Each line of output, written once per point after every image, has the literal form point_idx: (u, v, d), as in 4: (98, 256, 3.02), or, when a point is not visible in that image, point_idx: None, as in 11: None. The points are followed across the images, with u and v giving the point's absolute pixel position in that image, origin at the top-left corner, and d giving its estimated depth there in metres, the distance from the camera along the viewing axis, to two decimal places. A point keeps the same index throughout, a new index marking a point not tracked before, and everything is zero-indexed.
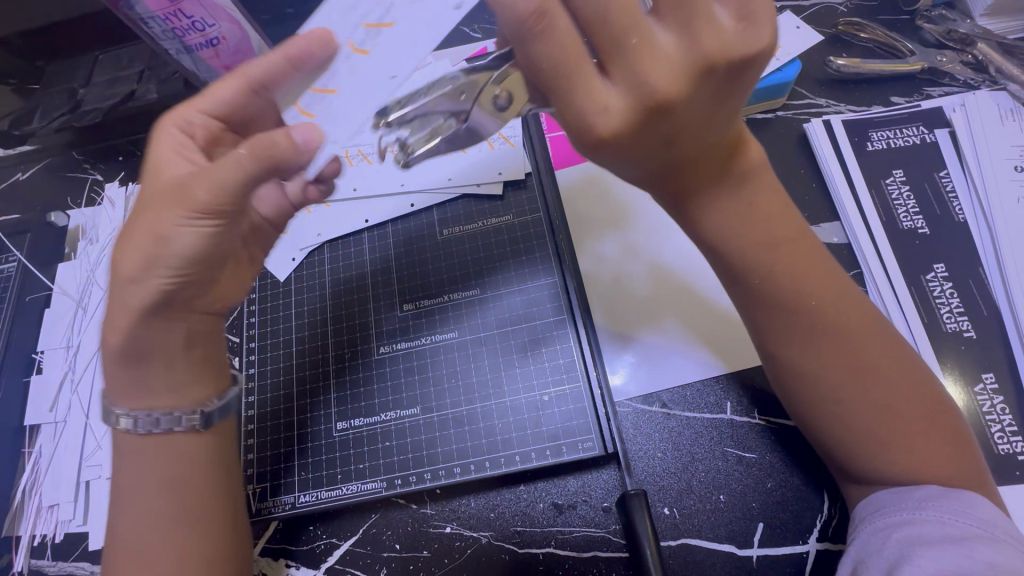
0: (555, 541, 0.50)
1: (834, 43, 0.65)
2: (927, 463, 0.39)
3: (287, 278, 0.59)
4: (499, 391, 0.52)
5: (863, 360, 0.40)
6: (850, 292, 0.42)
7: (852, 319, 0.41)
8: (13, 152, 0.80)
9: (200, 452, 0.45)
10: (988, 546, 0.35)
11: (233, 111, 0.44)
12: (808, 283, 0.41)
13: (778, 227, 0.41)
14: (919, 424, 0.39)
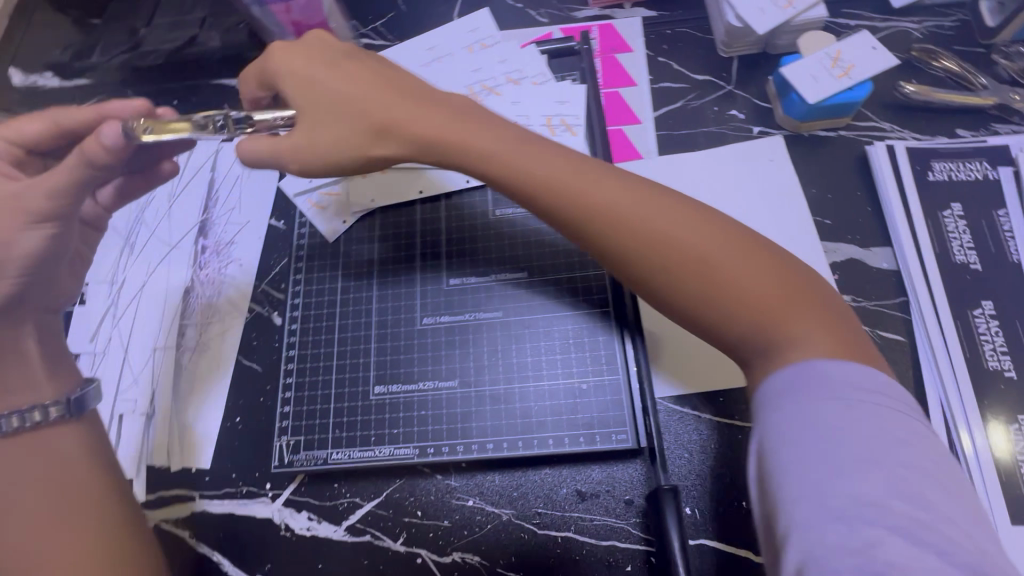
0: (573, 526, 0.52)
1: (906, 68, 0.65)
2: (828, 345, 0.36)
3: (336, 239, 0.60)
4: (538, 374, 0.53)
5: (733, 253, 0.39)
6: (675, 210, 0.41)
7: (686, 215, 0.41)
8: (67, 83, 0.81)
9: (65, 448, 0.46)
10: (879, 423, 0.33)
11: (30, 140, 0.53)
12: (639, 197, 0.42)
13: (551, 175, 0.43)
14: (800, 304, 0.38)
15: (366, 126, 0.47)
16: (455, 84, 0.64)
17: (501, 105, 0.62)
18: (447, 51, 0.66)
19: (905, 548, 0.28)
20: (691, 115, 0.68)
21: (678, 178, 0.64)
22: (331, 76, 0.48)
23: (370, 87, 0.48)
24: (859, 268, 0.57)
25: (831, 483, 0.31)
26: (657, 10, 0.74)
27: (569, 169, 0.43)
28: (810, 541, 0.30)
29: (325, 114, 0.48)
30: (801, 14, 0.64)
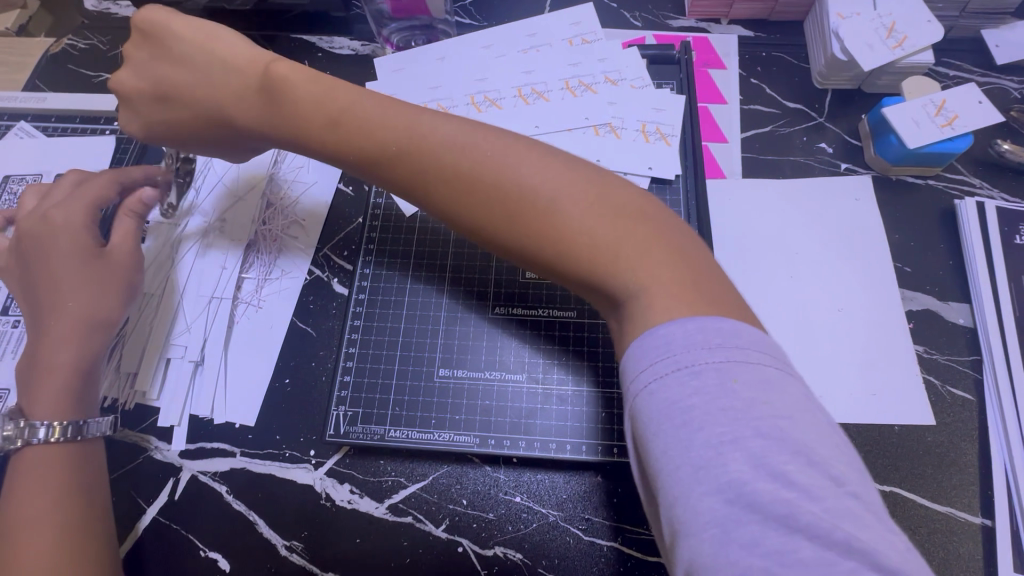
0: (621, 537, 0.51)
1: (1002, 128, 0.64)
2: (679, 299, 0.34)
3: (413, 215, 0.59)
4: (607, 380, 0.51)
5: (577, 200, 0.39)
6: (516, 168, 0.40)
7: (544, 162, 0.41)
8: (145, 16, 0.79)
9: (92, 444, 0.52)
10: (712, 403, 0.30)
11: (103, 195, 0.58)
12: (483, 147, 0.42)
13: (402, 145, 0.43)
14: (648, 249, 0.37)
15: (207, 127, 0.51)
16: (552, 76, 0.64)
17: (597, 103, 0.62)
18: (548, 40, 0.67)
19: (780, 538, 0.27)
20: (780, 141, 0.67)
21: (758, 203, 0.63)
22: (164, 74, 0.51)
23: (210, 76, 0.49)
24: (935, 319, 0.57)
25: (695, 483, 0.29)
26: (754, 31, 0.73)
27: (422, 125, 0.44)
28: (693, 549, 0.28)
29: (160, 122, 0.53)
30: (907, 56, 0.63)
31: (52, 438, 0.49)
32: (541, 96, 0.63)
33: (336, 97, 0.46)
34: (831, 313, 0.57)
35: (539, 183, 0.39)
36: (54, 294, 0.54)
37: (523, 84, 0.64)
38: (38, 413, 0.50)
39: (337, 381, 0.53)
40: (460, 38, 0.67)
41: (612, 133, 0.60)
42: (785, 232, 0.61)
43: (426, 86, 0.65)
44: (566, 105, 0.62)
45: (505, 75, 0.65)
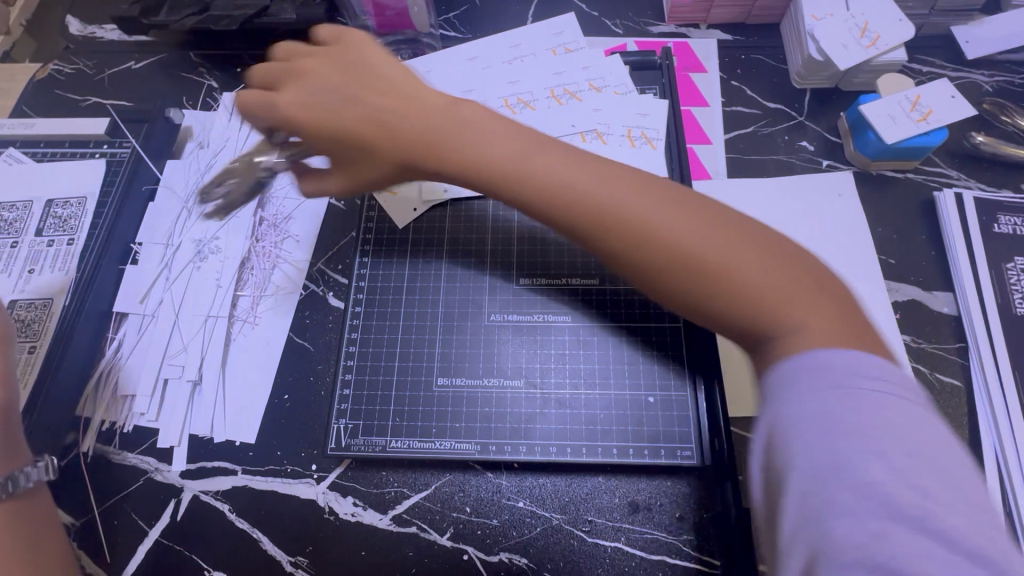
0: (625, 538, 0.52)
1: (975, 120, 0.66)
2: (836, 343, 0.34)
3: (406, 226, 0.60)
4: (605, 383, 0.52)
5: (704, 230, 0.37)
6: (666, 200, 0.39)
7: (691, 204, 0.39)
8: (132, 41, 0.80)
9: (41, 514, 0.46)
10: (874, 425, 0.31)
11: None
12: (590, 173, 0.40)
13: (544, 169, 0.41)
14: (805, 293, 0.36)
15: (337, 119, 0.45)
16: (538, 85, 0.65)
17: (583, 111, 0.63)
18: (531, 51, 0.68)
19: (909, 536, 0.28)
20: (762, 141, 0.68)
21: (744, 203, 0.64)
22: (313, 69, 0.48)
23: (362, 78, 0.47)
24: (920, 309, 0.58)
25: (831, 474, 0.30)
26: (732, 34, 0.75)
27: (519, 147, 0.42)
28: (818, 532, 0.29)
29: (302, 105, 0.46)
30: (882, 54, 0.64)
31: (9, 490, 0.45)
32: (527, 106, 0.64)
33: (433, 128, 0.43)
34: None
35: (689, 215, 0.38)
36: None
37: (510, 95, 0.65)
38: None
39: (336, 395, 0.53)
40: (445, 53, 0.69)
41: (598, 139, 0.61)
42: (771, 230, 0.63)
43: None
44: (552, 114, 0.63)
45: (491, 85, 0.66)
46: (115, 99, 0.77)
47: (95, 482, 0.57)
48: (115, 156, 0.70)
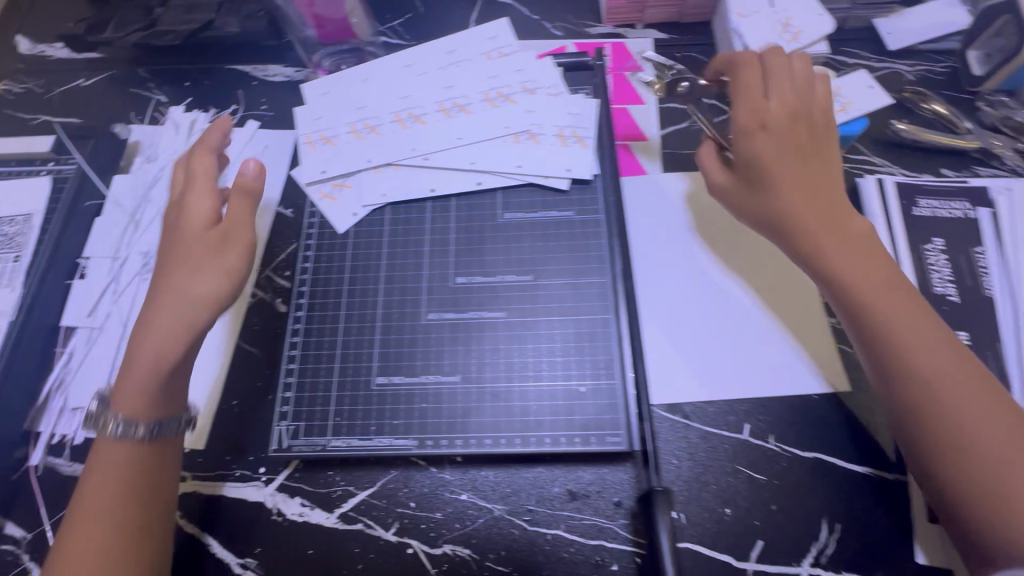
0: (564, 525, 0.53)
1: (896, 109, 0.69)
2: (998, 441, 0.43)
3: (346, 231, 0.61)
4: (538, 375, 0.53)
5: (860, 272, 0.50)
6: (931, 320, 0.48)
7: (932, 324, 0.48)
8: (81, 58, 0.81)
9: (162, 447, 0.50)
10: None
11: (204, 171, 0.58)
12: (830, 232, 0.51)
13: (823, 237, 0.51)
14: (968, 400, 0.45)
15: (755, 133, 0.54)
16: (472, 89, 0.66)
17: (516, 111, 0.64)
18: (466, 56, 0.69)
19: None
20: (697, 136, 0.70)
21: (680, 196, 0.66)
22: (780, 95, 0.55)
23: (809, 131, 0.55)
24: None
25: None
26: (668, 33, 0.77)
27: (839, 227, 0.52)
28: None
29: (750, 113, 0.55)
30: (803, 48, 0.67)
31: (132, 433, 0.49)
32: (463, 109, 0.65)
33: (798, 182, 0.53)
34: (751, 293, 0.60)
35: (930, 324, 0.48)
36: (167, 285, 0.53)
37: (446, 99, 0.66)
38: (120, 410, 0.49)
39: (280, 392, 0.55)
40: (381, 61, 0.70)
41: (531, 139, 0.63)
42: (705, 220, 0.65)
43: (353, 107, 0.67)
44: (486, 116, 0.64)
45: (427, 91, 0.67)
46: (64, 116, 0.77)
47: (46, 495, 0.58)
48: (61, 173, 0.70)
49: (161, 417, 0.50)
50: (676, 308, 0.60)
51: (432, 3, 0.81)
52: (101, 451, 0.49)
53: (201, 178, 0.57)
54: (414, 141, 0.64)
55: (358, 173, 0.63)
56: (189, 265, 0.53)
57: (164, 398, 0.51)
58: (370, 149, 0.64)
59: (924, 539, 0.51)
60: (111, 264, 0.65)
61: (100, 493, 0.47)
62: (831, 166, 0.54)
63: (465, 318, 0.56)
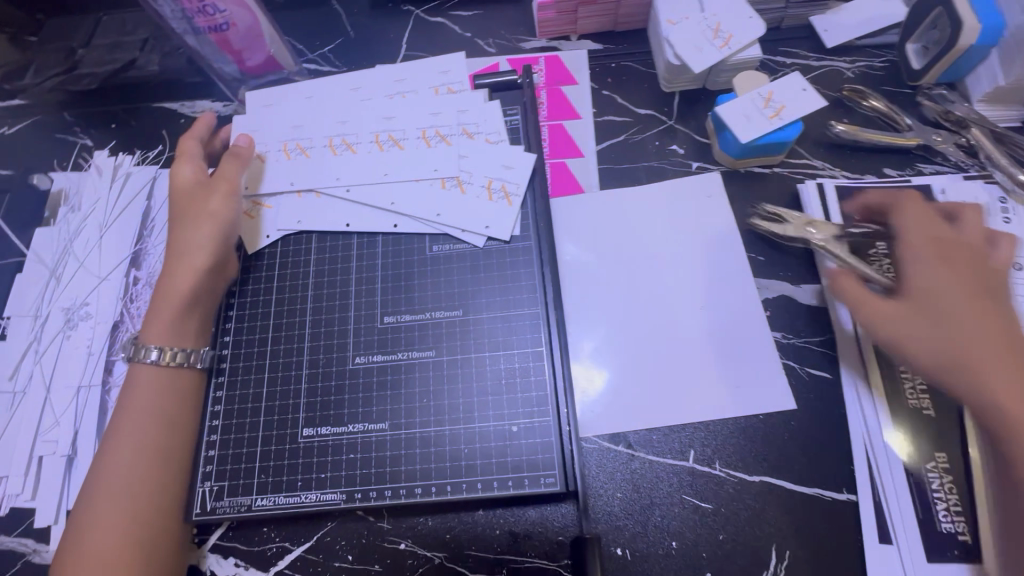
0: (507, 569, 0.51)
1: (835, 107, 0.67)
2: None
3: (268, 275, 0.59)
4: (469, 416, 0.51)
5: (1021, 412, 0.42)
6: None
7: None
8: (0, 105, 0.78)
9: (189, 390, 0.53)
10: None
11: (195, 147, 0.62)
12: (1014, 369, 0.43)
13: (1003, 386, 0.43)
14: None
15: (976, 273, 0.48)
16: (412, 123, 0.63)
17: (448, 154, 0.61)
18: (414, 87, 0.65)
19: None
20: (635, 149, 0.68)
21: (618, 213, 0.64)
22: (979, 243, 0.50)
23: (973, 276, 0.47)
24: (791, 304, 0.58)
25: None
26: (602, 43, 0.75)
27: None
28: None
29: (941, 248, 0.49)
30: (736, 53, 0.65)
31: (165, 361, 0.52)
32: (397, 144, 0.62)
33: (972, 320, 0.45)
34: (691, 313, 0.58)
35: None
36: (172, 239, 0.56)
37: (382, 130, 0.63)
38: (153, 338, 0.52)
39: (207, 413, 0.54)
40: (332, 78, 0.67)
41: (457, 188, 0.59)
42: (644, 236, 0.63)
43: (287, 125, 0.64)
44: (419, 155, 0.61)
45: (366, 120, 0.64)
46: None
47: None
48: None
49: (181, 344, 0.53)
50: (626, 330, 0.58)
51: (361, 27, 0.79)
52: (140, 375, 0.52)
53: (191, 151, 0.61)
54: (338, 170, 0.61)
55: (281, 195, 0.61)
56: (188, 217, 0.56)
57: (186, 309, 0.54)
58: (295, 172, 0.62)
59: (877, 564, 0.49)
60: (33, 323, 0.63)
61: (131, 432, 0.50)
62: (1007, 308, 0.47)
63: (392, 361, 0.54)
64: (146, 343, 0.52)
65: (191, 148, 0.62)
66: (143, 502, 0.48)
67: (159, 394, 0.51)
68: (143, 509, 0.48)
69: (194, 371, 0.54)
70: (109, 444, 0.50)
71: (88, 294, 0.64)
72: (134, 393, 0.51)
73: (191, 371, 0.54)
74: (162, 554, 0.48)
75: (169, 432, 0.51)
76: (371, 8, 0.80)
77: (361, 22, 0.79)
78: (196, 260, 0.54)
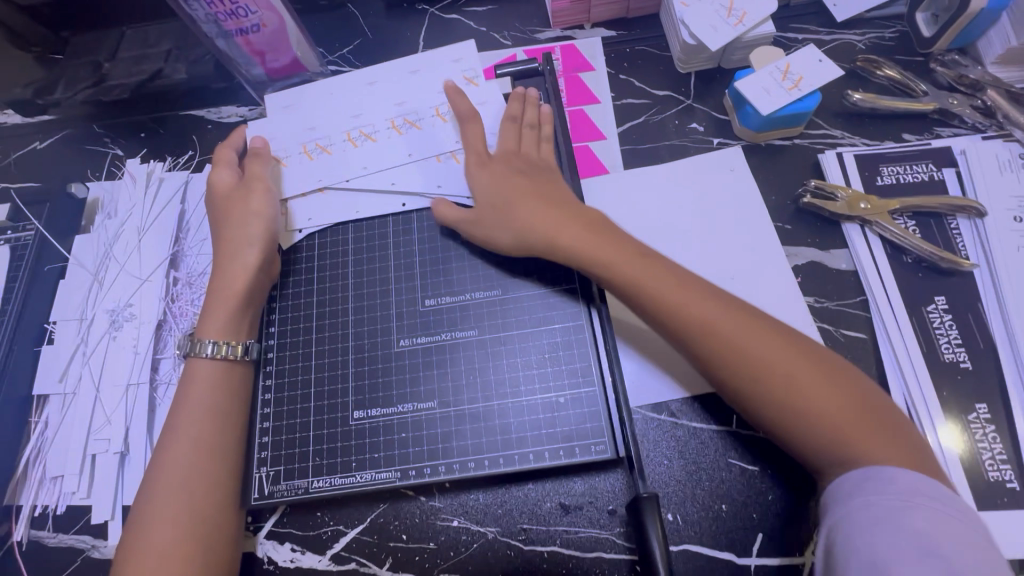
0: (560, 540, 0.52)
1: (850, 78, 0.68)
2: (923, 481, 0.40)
3: (308, 267, 0.60)
4: (515, 390, 0.52)
5: (737, 340, 0.46)
6: (795, 386, 0.44)
7: (784, 386, 0.44)
8: (33, 120, 0.80)
9: (239, 385, 0.54)
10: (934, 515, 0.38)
11: (228, 152, 0.63)
12: (696, 300, 0.48)
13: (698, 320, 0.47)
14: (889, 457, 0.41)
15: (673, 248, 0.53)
16: (421, 103, 0.65)
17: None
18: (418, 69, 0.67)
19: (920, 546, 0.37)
20: (655, 129, 0.70)
21: (643, 191, 0.65)
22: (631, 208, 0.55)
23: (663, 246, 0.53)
24: (821, 269, 0.59)
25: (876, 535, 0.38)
26: (616, 30, 0.76)
27: (687, 305, 0.48)
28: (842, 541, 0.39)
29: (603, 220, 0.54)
30: (750, 30, 0.66)
31: (220, 355, 0.54)
32: (413, 125, 0.64)
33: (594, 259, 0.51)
34: (724, 283, 0.59)
35: (805, 389, 0.44)
36: (221, 240, 0.58)
37: (396, 115, 0.65)
38: (210, 333, 0.54)
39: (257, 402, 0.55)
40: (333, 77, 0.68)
41: None
42: (673, 211, 0.64)
43: (302, 129, 0.65)
44: (436, 133, 0.63)
45: (376, 106, 0.66)
46: (22, 182, 0.77)
47: (34, 570, 0.56)
48: (19, 240, 0.68)
49: (232, 340, 0.55)
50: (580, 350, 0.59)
51: (378, 27, 0.81)
52: (199, 367, 0.54)
53: (222, 154, 0.63)
54: (363, 161, 0.63)
55: (311, 196, 0.62)
56: (232, 220, 0.58)
57: (244, 305, 0.55)
58: (319, 170, 0.63)
59: None
60: (79, 326, 0.64)
61: (188, 424, 0.51)
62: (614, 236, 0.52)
63: (434, 344, 0.55)
64: (201, 338, 0.54)
65: (224, 150, 0.64)
66: (196, 494, 0.49)
67: (214, 388, 0.53)
68: (196, 503, 0.49)
69: (243, 366, 0.55)
70: (169, 437, 0.51)
71: (131, 296, 0.65)
72: (192, 387, 0.53)
73: (241, 366, 0.55)
74: (217, 547, 0.49)
75: (221, 426, 0.52)
76: (387, 7, 0.82)
77: (378, 22, 0.81)
78: (250, 258, 0.56)
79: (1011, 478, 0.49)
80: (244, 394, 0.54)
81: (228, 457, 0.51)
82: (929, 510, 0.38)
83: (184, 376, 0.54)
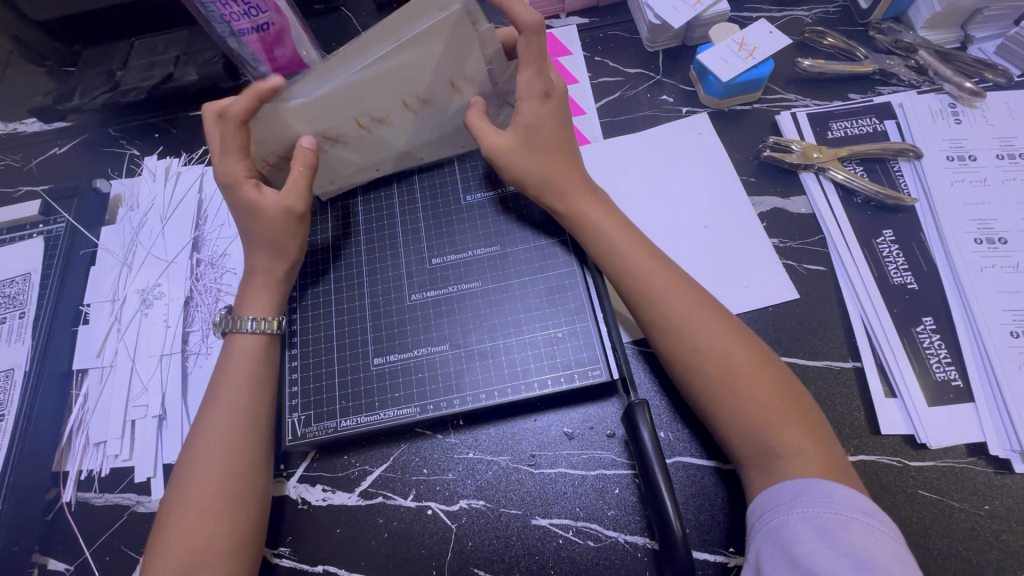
0: (564, 462, 0.58)
1: (800, 49, 0.76)
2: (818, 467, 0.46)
3: (324, 236, 0.66)
4: (518, 329, 0.59)
5: (689, 314, 0.53)
6: (735, 358, 0.51)
7: (724, 357, 0.51)
8: (50, 127, 0.86)
9: (269, 355, 0.59)
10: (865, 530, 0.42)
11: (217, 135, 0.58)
12: (662, 277, 0.55)
13: (662, 289, 0.55)
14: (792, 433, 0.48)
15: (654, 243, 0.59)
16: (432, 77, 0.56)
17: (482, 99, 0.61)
18: None
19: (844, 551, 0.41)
20: (629, 103, 0.77)
21: (622, 156, 0.72)
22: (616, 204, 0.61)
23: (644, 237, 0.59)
24: (783, 214, 0.67)
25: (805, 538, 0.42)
26: (588, 17, 0.84)
27: (650, 284, 0.55)
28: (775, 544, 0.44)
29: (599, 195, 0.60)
30: (708, 9, 0.74)
31: (260, 329, 0.59)
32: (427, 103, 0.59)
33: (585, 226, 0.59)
34: (698, 231, 0.66)
35: (744, 362, 0.51)
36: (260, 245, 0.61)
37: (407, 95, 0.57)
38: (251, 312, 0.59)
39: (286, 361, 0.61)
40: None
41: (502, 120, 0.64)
42: (650, 171, 0.71)
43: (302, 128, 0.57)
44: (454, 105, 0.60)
45: (381, 92, 0.56)
46: (45, 185, 0.82)
47: (80, 525, 0.61)
48: (51, 233, 0.72)
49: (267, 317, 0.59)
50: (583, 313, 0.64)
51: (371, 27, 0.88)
52: (239, 341, 0.59)
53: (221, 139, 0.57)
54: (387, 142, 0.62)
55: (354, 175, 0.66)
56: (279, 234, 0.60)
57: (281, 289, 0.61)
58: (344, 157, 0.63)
59: (886, 413, 0.56)
60: (111, 307, 0.70)
61: (226, 391, 0.56)
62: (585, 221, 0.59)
63: (440, 299, 0.61)
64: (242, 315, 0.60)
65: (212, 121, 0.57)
66: (228, 454, 0.54)
67: (250, 358, 0.58)
68: (229, 464, 0.53)
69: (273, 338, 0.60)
70: (208, 405, 0.56)
71: (158, 276, 0.71)
72: (233, 357, 0.58)
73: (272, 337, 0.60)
74: (250, 502, 0.53)
75: (256, 393, 0.57)
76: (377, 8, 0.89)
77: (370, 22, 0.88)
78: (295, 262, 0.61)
79: (956, 377, 0.56)
80: (274, 363, 0.59)
81: (262, 420, 0.56)
82: (862, 525, 0.42)
83: (226, 347, 0.59)
